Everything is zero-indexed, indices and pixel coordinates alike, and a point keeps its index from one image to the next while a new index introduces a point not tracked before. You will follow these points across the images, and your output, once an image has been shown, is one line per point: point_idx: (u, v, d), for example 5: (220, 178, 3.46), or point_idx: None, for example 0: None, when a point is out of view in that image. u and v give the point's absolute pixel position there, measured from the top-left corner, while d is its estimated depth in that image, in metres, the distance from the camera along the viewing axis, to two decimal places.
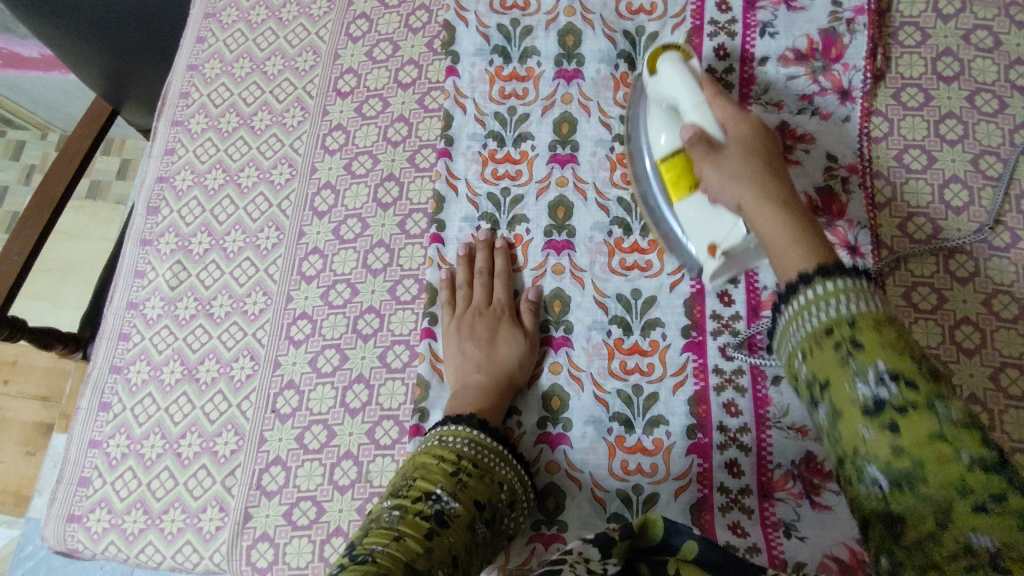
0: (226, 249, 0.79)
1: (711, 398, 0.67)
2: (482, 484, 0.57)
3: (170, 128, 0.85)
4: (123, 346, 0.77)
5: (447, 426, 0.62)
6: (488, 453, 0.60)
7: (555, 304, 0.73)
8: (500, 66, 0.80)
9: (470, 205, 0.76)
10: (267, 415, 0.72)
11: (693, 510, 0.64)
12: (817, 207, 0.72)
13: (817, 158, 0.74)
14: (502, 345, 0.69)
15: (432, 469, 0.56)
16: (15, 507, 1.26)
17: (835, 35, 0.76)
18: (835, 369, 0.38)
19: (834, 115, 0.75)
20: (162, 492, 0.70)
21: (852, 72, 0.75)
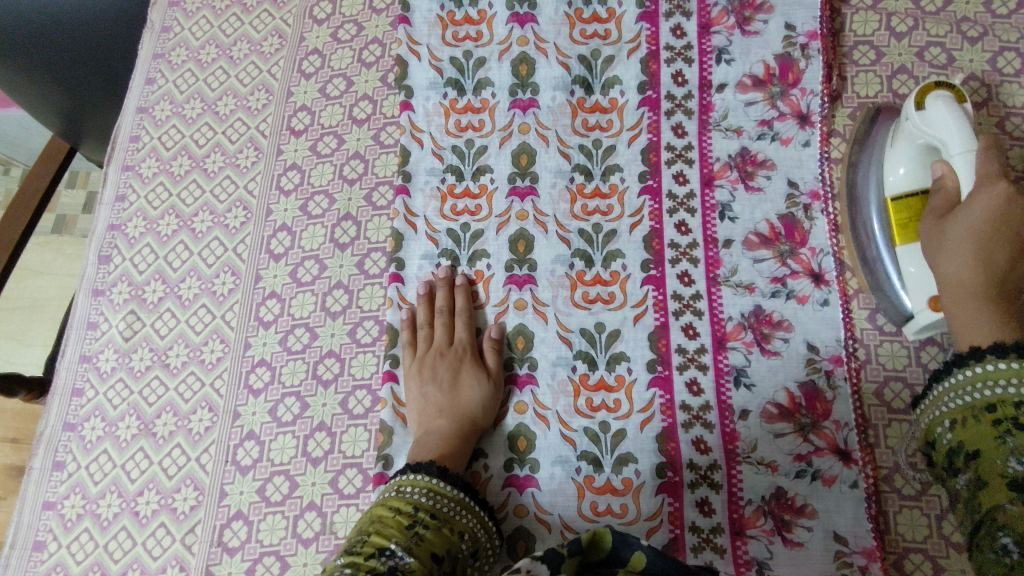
0: (181, 296, 0.77)
1: (679, 434, 0.67)
2: (439, 536, 0.55)
3: (120, 173, 0.83)
4: (76, 402, 0.74)
5: (406, 477, 0.61)
6: (448, 503, 0.59)
7: (519, 341, 0.71)
8: (454, 99, 0.79)
9: (429, 242, 0.75)
10: (227, 467, 0.70)
11: (666, 552, 0.63)
12: (780, 234, 0.72)
13: (779, 184, 0.73)
14: (466, 388, 0.68)
15: (387, 523, 0.55)
16: None
17: (790, 60, 0.76)
18: (986, 439, 0.51)
19: (794, 139, 0.74)
20: (120, 553, 0.68)
21: (810, 97, 0.75)
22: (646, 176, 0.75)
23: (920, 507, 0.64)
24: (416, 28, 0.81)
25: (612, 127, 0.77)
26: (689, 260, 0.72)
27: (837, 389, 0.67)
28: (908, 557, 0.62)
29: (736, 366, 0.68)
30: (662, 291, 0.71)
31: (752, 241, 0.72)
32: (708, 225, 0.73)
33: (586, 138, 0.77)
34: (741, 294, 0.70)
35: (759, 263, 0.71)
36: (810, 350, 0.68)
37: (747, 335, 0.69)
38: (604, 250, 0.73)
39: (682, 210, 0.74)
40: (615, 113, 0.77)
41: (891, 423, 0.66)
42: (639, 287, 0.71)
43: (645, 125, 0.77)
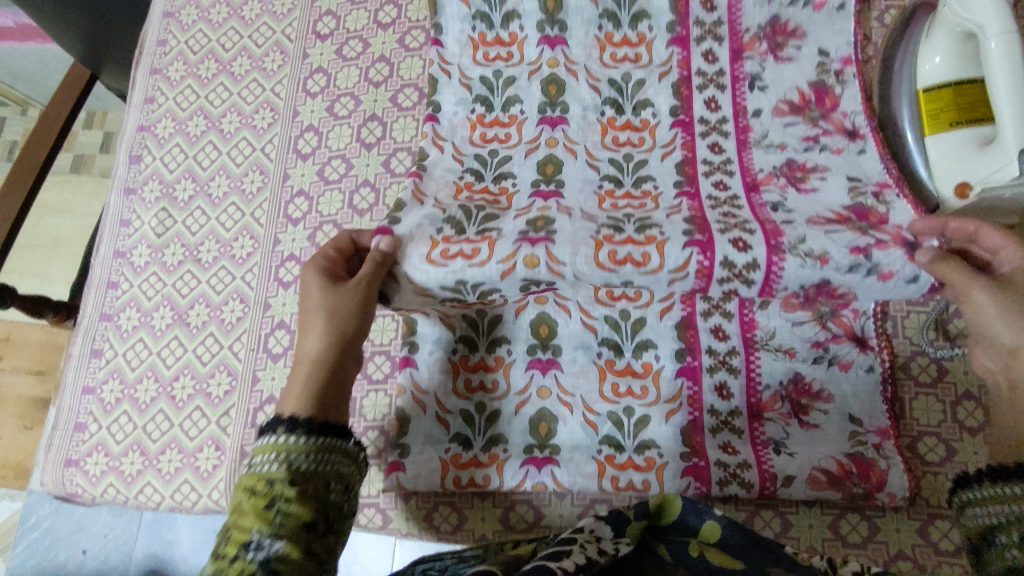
0: (212, 194, 0.78)
1: (697, 322, 0.68)
2: (307, 504, 0.45)
3: (148, 76, 0.85)
4: (112, 294, 0.76)
5: (259, 445, 0.48)
6: (309, 455, 0.47)
7: (541, 427, 0.67)
8: (482, 31, 0.75)
9: (463, 88, 0.74)
10: (259, 355, 0.72)
11: (684, 431, 0.66)
12: (851, 217, 0.62)
13: (810, 53, 0.73)
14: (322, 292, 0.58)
15: (245, 509, 0.45)
16: (15, 480, 1.20)
17: None
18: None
19: (828, 3, 0.73)
20: (158, 434, 0.71)
21: None
22: (676, 24, 0.75)
23: (936, 394, 0.65)
24: None
25: None
26: (719, 133, 0.71)
27: (890, 204, 0.64)
28: (922, 441, 0.64)
29: (772, 201, 0.66)
30: (690, 134, 0.71)
31: (817, 220, 0.61)
32: (761, 211, 0.64)
33: (615, 69, 0.74)
34: (773, 152, 0.69)
35: (832, 233, 0.59)
36: (850, 181, 0.66)
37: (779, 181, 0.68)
38: (635, 175, 0.69)
39: (712, 87, 0.73)
40: None
41: (910, 314, 0.68)
42: (673, 199, 0.66)
43: (673, 4, 0.75)
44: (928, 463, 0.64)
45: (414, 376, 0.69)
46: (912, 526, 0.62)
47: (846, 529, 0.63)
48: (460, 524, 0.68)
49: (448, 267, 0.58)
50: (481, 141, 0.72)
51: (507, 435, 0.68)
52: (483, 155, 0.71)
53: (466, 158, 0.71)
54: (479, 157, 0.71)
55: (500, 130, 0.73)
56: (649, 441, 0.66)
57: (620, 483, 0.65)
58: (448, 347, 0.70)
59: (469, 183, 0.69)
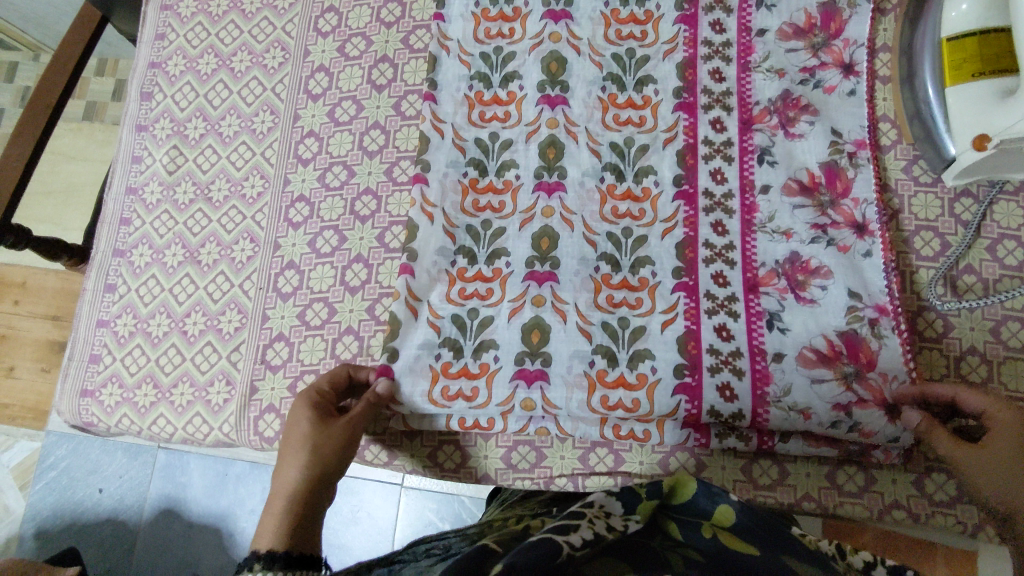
0: (222, 133, 0.78)
1: (699, 244, 0.67)
2: None
3: (159, 13, 0.84)
4: (125, 231, 0.77)
5: None
6: None
7: (533, 335, 0.65)
8: (486, 9, 0.76)
9: (456, 150, 0.72)
10: (269, 294, 0.73)
11: (681, 341, 0.64)
12: (841, 353, 0.62)
13: (822, 132, 0.70)
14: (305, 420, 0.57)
15: None
16: (33, 421, 1.23)
17: (835, 8, 0.73)
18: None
19: (839, 88, 0.71)
20: (171, 367, 0.72)
21: (854, 47, 0.72)
22: (683, 92, 0.72)
23: (940, 348, 0.65)
24: (450, 25, 0.76)
25: (646, 38, 0.75)
26: (724, 210, 0.69)
27: (883, 339, 0.63)
28: None
29: (769, 311, 0.65)
30: (693, 207, 0.69)
31: (807, 356, 0.63)
32: (754, 335, 0.64)
33: None
34: (777, 240, 0.67)
35: (817, 384, 0.62)
36: (851, 296, 0.64)
37: (781, 281, 0.66)
38: (636, 166, 0.71)
39: (718, 59, 0.73)
40: (650, 26, 0.75)
41: (919, 269, 0.67)
42: (670, 294, 0.66)
43: (682, 40, 0.74)
44: None
45: (410, 283, 0.67)
46: (909, 478, 0.63)
47: (843, 478, 0.64)
48: (463, 463, 0.69)
49: (452, 407, 0.64)
50: (474, 209, 0.70)
51: (499, 342, 0.65)
52: (477, 224, 0.70)
53: (458, 233, 0.69)
54: (473, 230, 0.70)
55: (493, 197, 0.71)
56: (644, 351, 0.64)
57: (610, 402, 0.63)
58: (449, 259, 0.68)
59: (473, 180, 0.71)
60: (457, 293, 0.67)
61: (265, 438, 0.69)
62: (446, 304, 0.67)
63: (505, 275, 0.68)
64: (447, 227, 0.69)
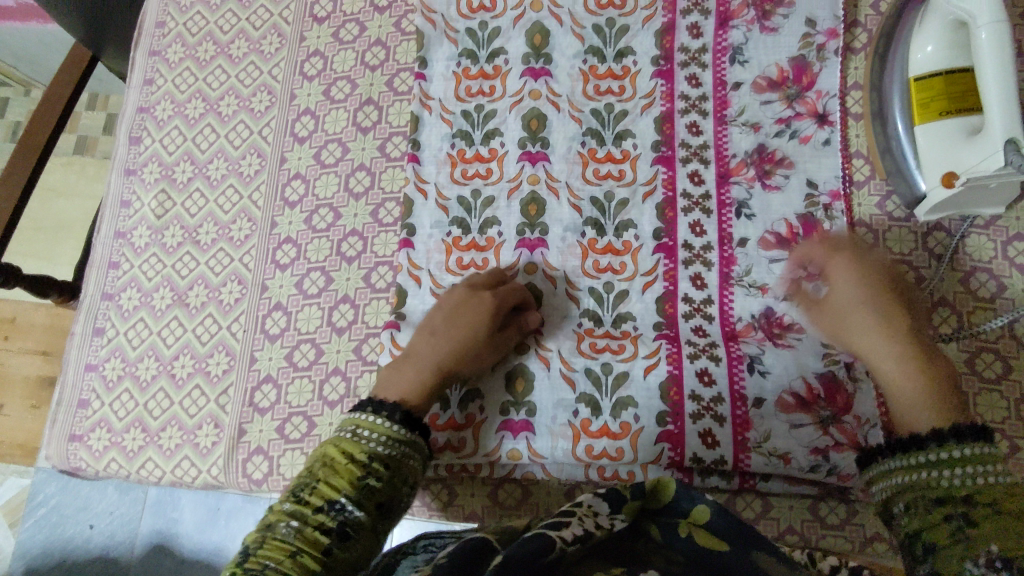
0: (210, 176, 0.79)
1: (679, 299, 0.70)
2: (388, 486, 0.54)
3: (147, 58, 0.85)
4: (113, 275, 0.78)
5: (358, 418, 0.58)
6: (401, 447, 0.57)
7: (518, 383, 0.68)
8: (467, 67, 0.78)
9: (440, 211, 0.74)
10: (257, 336, 0.74)
11: (663, 387, 0.66)
12: (818, 397, 0.64)
13: (798, 184, 0.72)
14: (432, 342, 0.65)
15: (338, 471, 0.53)
16: (23, 458, 1.23)
17: (806, 62, 0.74)
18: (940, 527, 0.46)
19: (813, 138, 0.73)
20: (159, 410, 0.73)
21: (827, 98, 0.74)
22: (661, 146, 0.74)
23: None
24: (431, 84, 0.78)
25: (624, 93, 0.76)
26: (703, 263, 0.71)
27: (859, 382, 0.64)
28: None
29: (749, 355, 0.67)
30: (673, 261, 0.71)
31: (785, 401, 0.65)
32: (735, 379, 0.66)
33: (600, 17, 0.78)
34: (754, 294, 0.69)
35: (796, 429, 0.64)
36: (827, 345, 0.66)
37: (758, 335, 0.68)
38: (617, 219, 0.73)
39: (695, 112, 0.75)
40: (628, 80, 0.76)
41: None
42: (652, 342, 0.68)
43: (659, 93, 0.76)
44: None
45: (395, 336, 0.70)
46: None
47: (825, 511, 0.65)
48: (450, 501, 0.70)
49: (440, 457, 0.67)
50: (458, 268, 0.72)
51: (485, 392, 0.68)
52: None
53: None
54: None
55: (477, 255, 0.73)
56: (627, 399, 0.66)
57: (595, 451, 0.65)
58: None
59: (456, 239, 0.73)
60: None
61: (253, 480, 0.69)
62: None
63: None
64: (434, 290, 0.71)
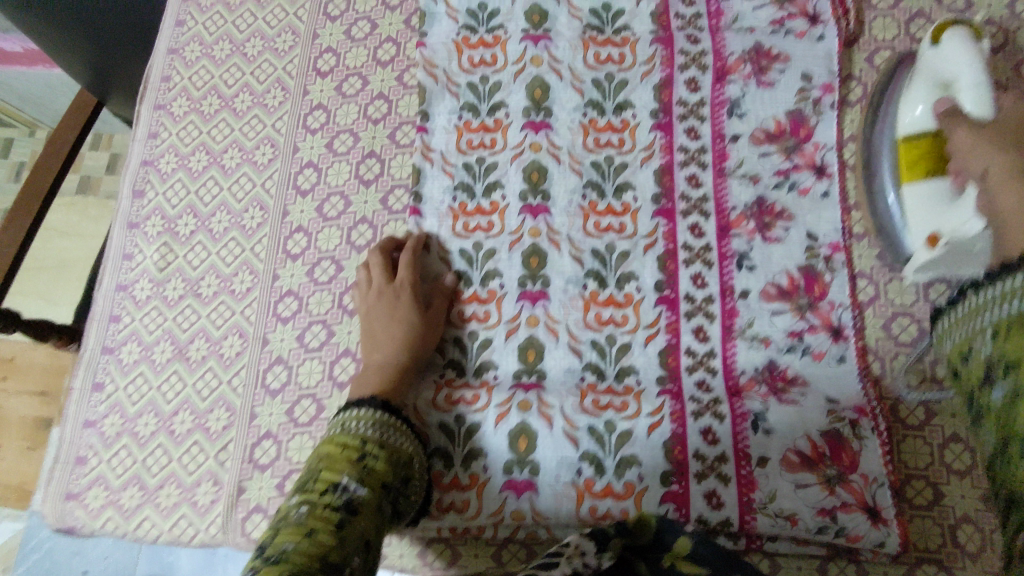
0: (212, 229, 0.80)
1: (681, 352, 0.70)
2: (387, 466, 0.58)
3: (152, 111, 0.86)
4: (114, 328, 0.78)
5: (348, 412, 0.62)
6: (390, 430, 0.61)
7: (521, 441, 0.67)
8: (468, 120, 0.79)
9: (442, 263, 0.75)
10: (257, 391, 0.73)
11: (667, 446, 0.66)
12: (824, 455, 0.64)
13: (797, 236, 0.72)
14: (384, 346, 0.68)
15: (336, 458, 0.57)
16: (18, 502, 1.21)
17: (802, 116, 0.75)
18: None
19: (812, 190, 0.73)
20: (157, 468, 0.72)
21: (823, 151, 0.74)
22: (661, 198, 0.75)
23: (923, 436, 0.66)
24: (433, 137, 0.78)
25: (624, 145, 0.77)
26: (705, 315, 0.71)
27: (864, 440, 0.64)
28: (910, 483, 0.64)
29: (753, 412, 0.66)
30: (675, 313, 0.71)
31: (791, 459, 0.64)
32: (739, 438, 0.66)
33: (599, 72, 0.79)
34: (756, 347, 0.69)
35: (802, 489, 0.63)
36: (830, 401, 0.66)
37: (762, 389, 0.67)
38: (618, 271, 0.73)
39: (694, 164, 0.76)
40: (627, 133, 0.77)
41: (898, 355, 0.68)
42: (655, 397, 0.68)
43: (658, 146, 0.76)
44: (917, 507, 0.64)
45: None
46: (901, 570, 0.62)
47: (834, 572, 0.63)
48: (453, 560, 0.68)
49: (443, 518, 0.66)
50: (460, 321, 0.73)
51: (487, 450, 0.67)
52: (464, 337, 0.72)
53: (447, 347, 0.72)
54: (460, 343, 0.72)
55: (478, 307, 0.73)
56: (631, 458, 0.66)
57: (599, 512, 0.64)
58: (437, 371, 0.71)
59: (458, 291, 0.74)
60: (444, 399, 0.70)
61: (252, 539, 0.68)
62: (432, 410, 0.69)
63: (492, 384, 0.70)
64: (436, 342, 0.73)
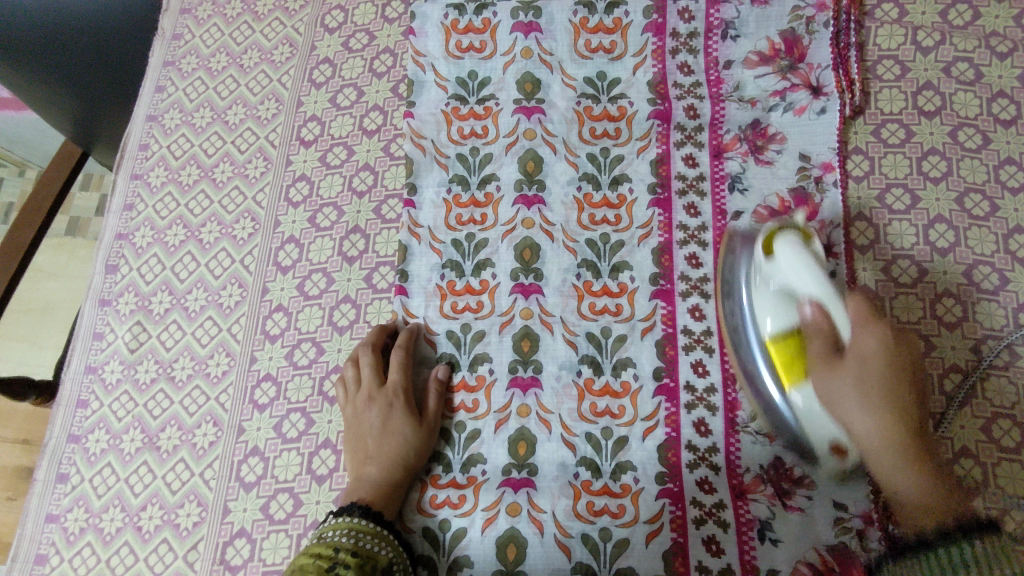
0: (188, 308, 0.76)
1: (682, 446, 0.65)
2: (361, 575, 0.55)
3: (129, 182, 0.83)
4: (81, 414, 0.74)
5: (326, 522, 0.60)
6: (368, 537, 0.59)
7: (510, 550, 0.63)
8: (457, 193, 0.76)
9: (429, 346, 0.71)
10: (231, 484, 0.69)
11: (666, 556, 0.62)
12: (836, 569, 0.59)
13: None
14: (373, 460, 0.65)
15: (307, 568, 0.53)
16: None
17: (805, 193, 0.72)
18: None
19: None
20: (122, 568, 0.67)
21: (829, 229, 0.71)
22: (659, 279, 0.71)
23: None
24: (420, 211, 0.75)
25: (620, 222, 0.73)
26: (706, 406, 0.66)
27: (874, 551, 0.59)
28: None
29: (759, 519, 0.62)
30: (675, 404, 0.67)
31: (801, 573, 0.60)
32: (745, 549, 0.61)
33: (594, 146, 0.76)
34: (762, 442, 0.64)
35: None
36: (838, 507, 0.61)
37: (767, 489, 0.63)
38: (614, 358, 0.69)
39: (694, 243, 0.72)
40: (624, 210, 0.74)
41: None
42: (654, 500, 0.64)
43: (657, 224, 0.73)
44: None
45: None
46: None
47: None
48: None
49: None
50: (447, 412, 0.69)
51: (473, 559, 0.64)
52: (451, 430, 0.68)
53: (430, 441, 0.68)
54: (446, 437, 0.68)
55: (466, 395, 0.69)
56: (627, 570, 0.62)
57: None
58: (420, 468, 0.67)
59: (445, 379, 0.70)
60: (427, 502, 0.66)
61: None
62: (415, 513, 0.66)
63: (480, 482, 0.66)
64: None
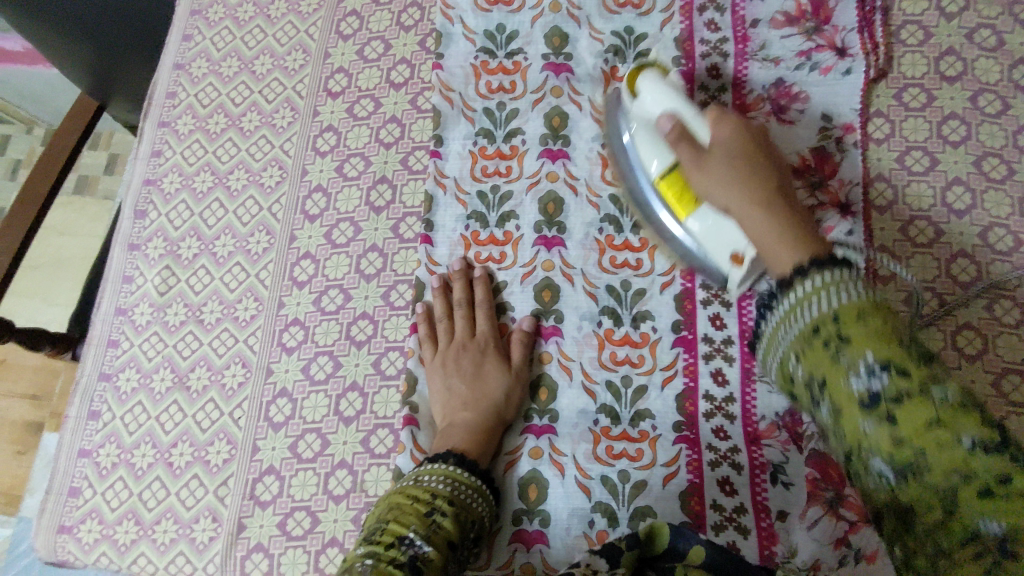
0: (217, 253, 0.77)
1: (700, 396, 0.67)
2: (456, 524, 0.55)
3: (157, 129, 0.84)
4: (112, 353, 0.76)
5: (424, 466, 0.61)
6: (466, 490, 0.59)
7: (532, 490, 0.66)
8: (483, 147, 0.77)
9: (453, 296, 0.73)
10: (260, 424, 0.71)
11: (683, 497, 0.64)
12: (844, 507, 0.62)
13: None
14: (466, 408, 0.66)
15: (407, 510, 0.55)
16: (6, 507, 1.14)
17: (826, 153, 0.73)
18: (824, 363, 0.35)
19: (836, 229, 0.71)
20: (154, 502, 0.69)
21: (849, 187, 0.72)
22: None
23: None
24: (446, 162, 0.76)
25: None
26: (724, 357, 0.68)
27: None
28: None
29: (773, 462, 0.64)
30: (693, 354, 0.68)
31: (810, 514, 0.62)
32: (757, 490, 0.64)
33: None
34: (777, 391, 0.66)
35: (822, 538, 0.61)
36: None
37: (782, 435, 0.65)
38: (634, 309, 0.71)
39: None
40: None
41: None
42: (672, 446, 0.66)
43: None
44: None
45: (415, 435, 0.67)
46: None
47: None
48: None
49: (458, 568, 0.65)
50: None
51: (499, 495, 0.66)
52: None
53: None
54: None
55: None
56: (645, 510, 0.64)
57: None
58: None
59: None
60: None
61: None
62: None
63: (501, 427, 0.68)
64: None
